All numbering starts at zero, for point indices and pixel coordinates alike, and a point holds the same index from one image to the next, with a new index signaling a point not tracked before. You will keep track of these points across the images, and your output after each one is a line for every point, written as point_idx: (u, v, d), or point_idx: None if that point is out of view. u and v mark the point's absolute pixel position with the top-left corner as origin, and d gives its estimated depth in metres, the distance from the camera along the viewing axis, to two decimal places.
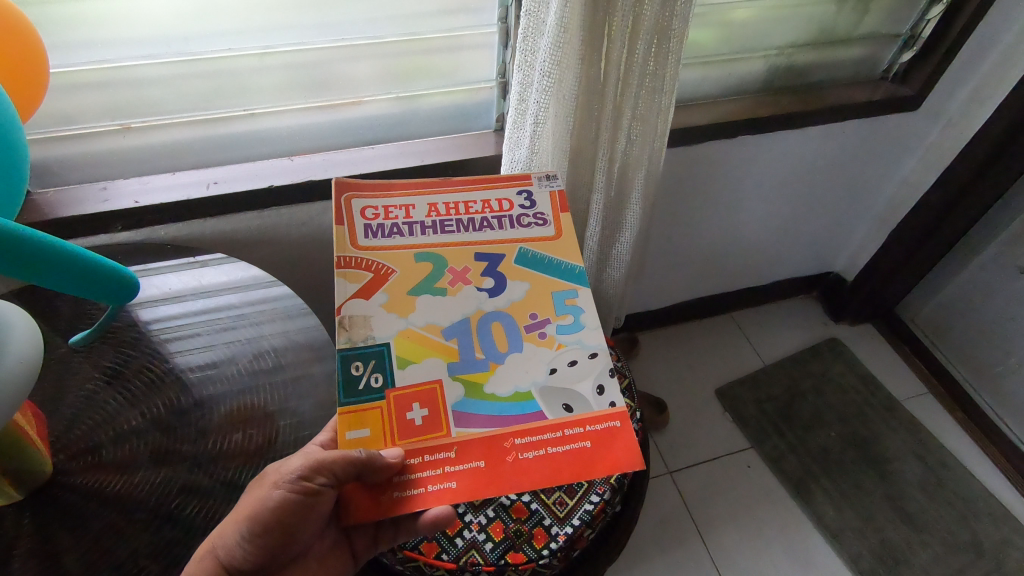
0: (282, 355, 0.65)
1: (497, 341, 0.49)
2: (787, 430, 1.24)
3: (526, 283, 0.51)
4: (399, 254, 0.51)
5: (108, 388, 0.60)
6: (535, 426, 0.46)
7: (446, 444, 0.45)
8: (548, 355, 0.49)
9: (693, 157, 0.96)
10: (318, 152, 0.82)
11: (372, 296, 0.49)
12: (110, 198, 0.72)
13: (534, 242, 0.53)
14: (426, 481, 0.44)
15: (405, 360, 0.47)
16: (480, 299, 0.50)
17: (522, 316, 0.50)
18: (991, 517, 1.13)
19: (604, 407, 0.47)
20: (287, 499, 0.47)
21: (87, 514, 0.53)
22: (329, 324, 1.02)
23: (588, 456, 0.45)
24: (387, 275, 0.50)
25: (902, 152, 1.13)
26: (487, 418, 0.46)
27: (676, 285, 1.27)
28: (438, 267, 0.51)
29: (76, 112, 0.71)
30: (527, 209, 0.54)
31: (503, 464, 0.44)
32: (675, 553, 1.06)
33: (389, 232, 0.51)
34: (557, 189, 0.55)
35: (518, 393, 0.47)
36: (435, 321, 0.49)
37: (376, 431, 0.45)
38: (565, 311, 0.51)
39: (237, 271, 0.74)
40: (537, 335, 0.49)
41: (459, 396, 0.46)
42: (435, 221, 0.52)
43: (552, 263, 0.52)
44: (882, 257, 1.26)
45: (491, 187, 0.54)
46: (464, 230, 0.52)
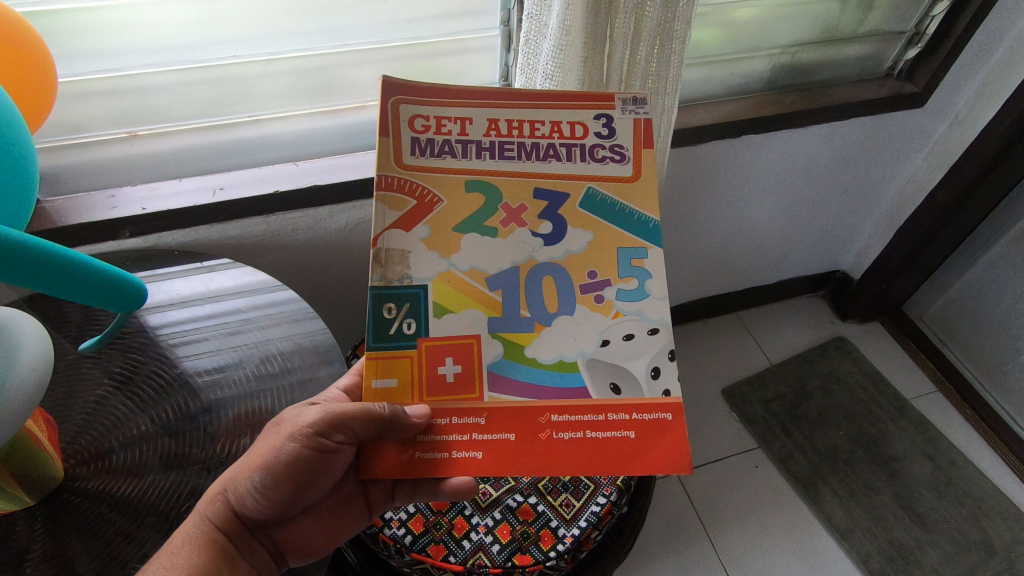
0: (290, 358, 0.66)
1: (546, 299, 0.48)
2: (795, 429, 1.23)
3: (590, 233, 0.49)
4: (450, 179, 0.49)
5: (117, 394, 0.60)
6: (576, 405, 0.45)
7: (477, 410, 0.45)
8: (602, 324, 0.47)
9: (698, 157, 0.96)
10: (323, 156, 0.83)
11: (413, 229, 0.47)
12: (117, 206, 0.73)
13: (604, 182, 0.50)
14: (452, 446, 0.44)
15: (443, 309, 0.46)
16: (534, 246, 0.48)
17: (580, 273, 0.48)
18: (1002, 515, 1.12)
19: (656, 395, 0.46)
20: (299, 453, 0.48)
21: (97, 519, 0.53)
22: (335, 327, 1.03)
23: (630, 447, 0.45)
24: (433, 204, 0.48)
25: (910, 149, 1.12)
26: (523, 385, 0.46)
27: (682, 285, 1.27)
28: (492, 202, 0.49)
29: (83, 120, 0.72)
30: (603, 139, 0.50)
31: (535, 441, 0.45)
32: (683, 554, 1.06)
33: (440, 151, 0.49)
34: (643, 118, 0.51)
35: (561, 362, 0.46)
36: (480, 267, 0.48)
37: (402, 383, 0.46)
38: (630, 273, 0.48)
39: (244, 275, 0.74)
40: (594, 297, 0.48)
41: (497, 356, 0.46)
42: (495, 142, 0.49)
43: (623, 211, 0.49)
44: (889, 254, 1.25)
45: (566, 106, 0.50)
46: (527, 156, 0.49)
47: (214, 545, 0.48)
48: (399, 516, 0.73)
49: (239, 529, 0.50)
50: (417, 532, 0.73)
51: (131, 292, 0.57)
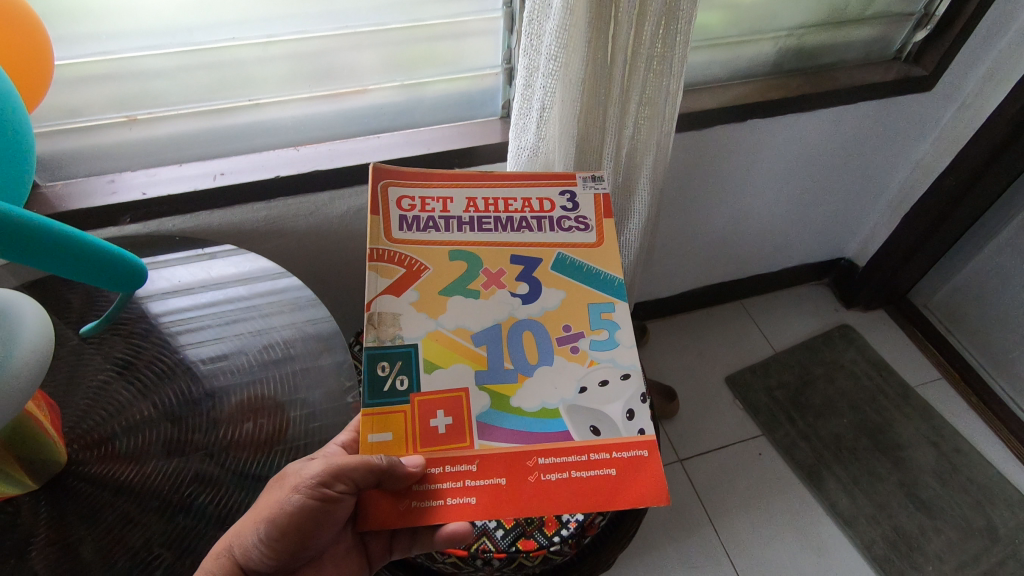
0: (291, 346, 0.65)
1: (526, 351, 0.49)
2: (799, 418, 1.23)
3: (562, 291, 0.52)
4: (435, 249, 0.52)
5: (119, 380, 0.60)
6: (561, 446, 0.46)
7: (469, 457, 0.45)
8: (579, 372, 0.48)
9: (702, 143, 0.95)
10: (323, 142, 0.82)
11: (402, 294, 0.50)
12: (118, 191, 0.72)
13: (573, 248, 0.54)
14: (446, 493, 0.44)
15: (432, 364, 0.48)
16: (513, 305, 0.51)
17: (556, 327, 0.50)
18: (1007, 502, 1.12)
19: (632, 434, 0.46)
20: (305, 505, 0.47)
21: (101, 504, 0.53)
22: (338, 314, 1.02)
23: (613, 484, 0.45)
24: (420, 272, 0.51)
25: (916, 136, 1.11)
26: (512, 433, 0.46)
27: (685, 273, 1.26)
28: (473, 269, 0.52)
29: (81, 104, 0.71)
30: (568, 212, 0.55)
31: (524, 484, 0.44)
32: (686, 540, 1.06)
33: (424, 226, 0.52)
34: (602, 193, 0.56)
35: (544, 409, 0.47)
36: (466, 325, 0.49)
37: (397, 436, 0.46)
38: (601, 325, 0.50)
39: (245, 262, 0.74)
40: (570, 348, 0.49)
41: (485, 407, 0.47)
42: (473, 218, 0.54)
43: (591, 272, 0.53)
44: (894, 242, 1.25)
45: (534, 185, 0.56)
46: (502, 228, 0.54)
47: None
48: None
49: None
50: None
51: (126, 273, 0.56)
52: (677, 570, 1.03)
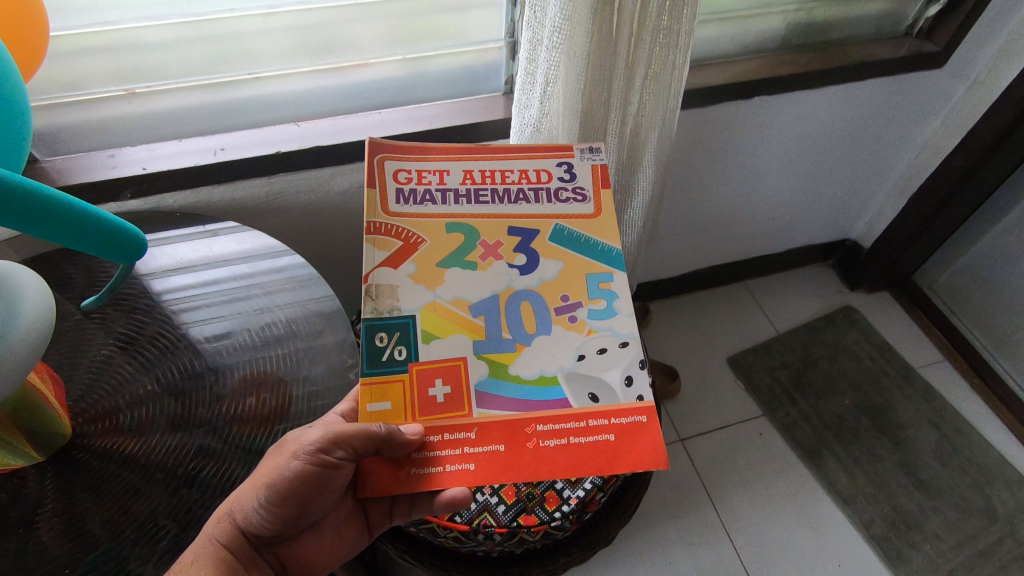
0: (292, 323, 0.65)
1: (524, 321, 0.49)
2: (800, 398, 1.23)
3: (560, 262, 0.52)
4: (431, 222, 0.52)
5: (122, 355, 0.60)
6: (560, 414, 0.46)
7: (468, 425, 0.45)
8: (578, 340, 0.48)
9: (708, 120, 0.94)
10: (324, 117, 0.81)
11: (399, 266, 0.49)
12: (117, 165, 0.72)
13: (571, 219, 0.53)
14: (444, 460, 0.44)
15: (430, 334, 0.47)
16: (511, 275, 0.51)
17: (554, 297, 0.50)
18: (1006, 483, 1.12)
19: (631, 400, 0.46)
20: (304, 471, 0.47)
21: (106, 476, 0.54)
22: (340, 291, 1.02)
23: (612, 449, 0.45)
24: (417, 244, 0.51)
25: (926, 114, 1.09)
26: (510, 400, 0.46)
27: (688, 253, 1.26)
28: (470, 240, 0.52)
29: (80, 77, 0.71)
30: (566, 182, 0.55)
31: (523, 450, 0.45)
32: (685, 518, 1.07)
33: (421, 199, 0.52)
34: (599, 164, 0.56)
35: (542, 377, 0.47)
36: (463, 296, 0.49)
37: (396, 405, 0.46)
38: (598, 295, 0.50)
39: (247, 240, 0.73)
40: (568, 318, 0.49)
41: (483, 375, 0.47)
42: (469, 190, 0.54)
43: (588, 243, 0.52)
44: (900, 222, 1.23)
45: (531, 157, 0.56)
46: (499, 200, 0.54)
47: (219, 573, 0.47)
48: None
49: (248, 548, 0.49)
50: None
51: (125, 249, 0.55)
52: (677, 548, 1.04)
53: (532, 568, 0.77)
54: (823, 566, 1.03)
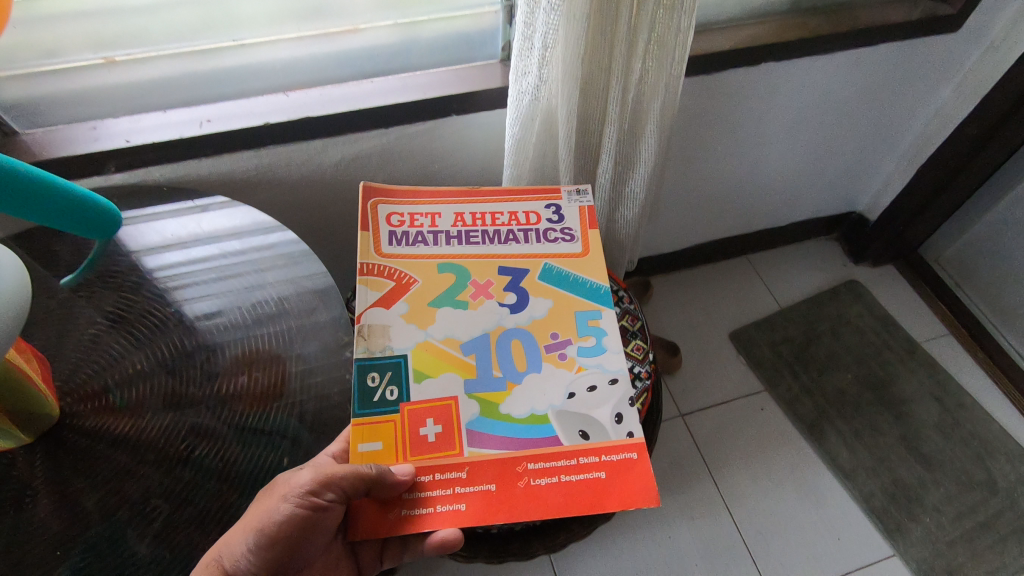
0: (285, 300, 0.64)
1: (514, 359, 0.52)
2: (802, 372, 1.22)
3: (549, 301, 0.55)
4: (424, 263, 0.55)
5: (111, 332, 0.59)
6: (550, 451, 0.48)
7: (459, 464, 0.47)
8: (568, 378, 0.51)
9: (711, 88, 0.90)
10: (315, 85, 0.77)
11: (393, 306, 0.53)
12: (100, 137, 0.69)
13: (559, 258, 0.57)
14: (435, 501, 0.46)
15: (422, 373, 0.50)
16: (501, 314, 0.54)
17: (543, 335, 0.53)
18: (1007, 456, 1.12)
19: (621, 437, 0.49)
20: (294, 515, 0.46)
21: (98, 457, 0.53)
22: (336, 266, 1.00)
23: (604, 486, 0.47)
24: (409, 285, 0.54)
25: (938, 81, 1.06)
26: (501, 439, 0.48)
27: (690, 226, 1.23)
28: (461, 280, 0.55)
29: (57, 44, 0.68)
30: (553, 224, 0.59)
31: (514, 489, 0.46)
32: (685, 493, 1.07)
33: (414, 241, 0.56)
34: (587, 206, 0.60)
35: (533, 415, 0.49)
36: (454, 335, 0.53)
37: (388, 444, 0.48)
38: (586, 333, 0.54)
39: (238, 214, 0.71)
40: (557, 355, 0.52)
41: (474, 414, 0.49)
42: (460, 233, 0.58)
43: (575, 280, 0.56)
44: (908, 194, 1.21)
45: (520, 200, 0.60)
46: (489, 241, 0.58)
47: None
48: None
49: None
50: None
51: (111, 223, 0.59)
52: (678, 521, 1.05)
53: (533, 546, 0.75)
54: (822, 538, 1.03)
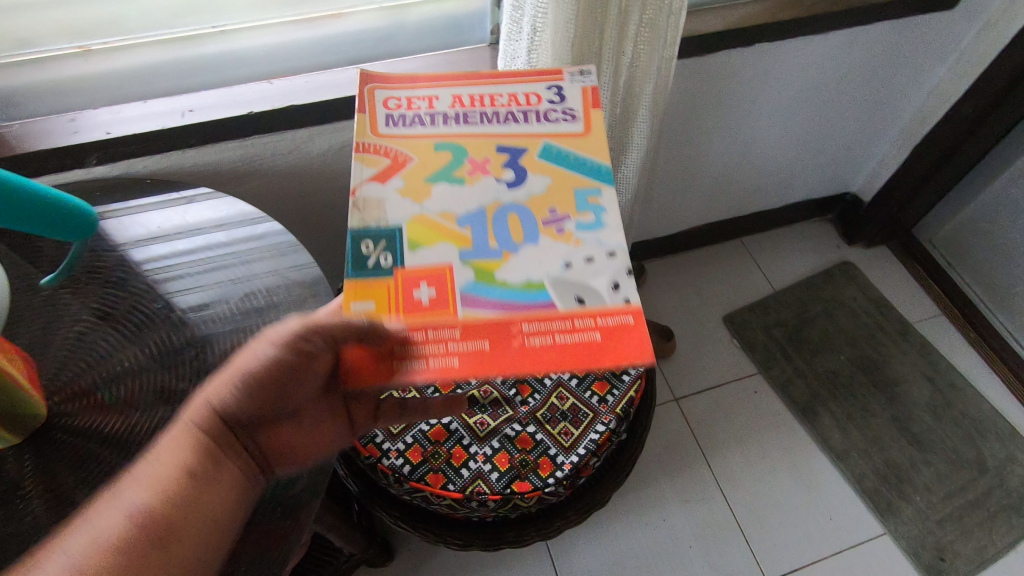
0: (273, 292, 0.63)
1: (511, 231, 0.43)
2: (795, 354, 1.23)
3: (549, 177, 0.46)
4: (419, 142, 0.47)
5: (98, 329, 0.58)
6: (547, 313, 0.39)
7: (452, 323, 0.39)
8: (565, 250, 0.42)
9: (704, 70, 0.89)
10: (299, 74, 0.76)
11: (387, 181, 0.45)
12: (79, 129, 0.68)
13: (558, 137, 0.49)
14: (426, 355, 0.37)
15: (416, 243, 0.42)
16: (499, 189, 0.45)
17: (543, 210, 0.45)
18: (997, 435, 1.13)
19: (617, 302, 0.40)
20: (278, 359, 0.42)
21: (86, 455, 0.52)
22: (326, 256, 0.99)
23: (600, 346, 0.38)
24: (404, 162, 0.46)
25: (934, 59, 1.04)
26: (497, 304, 0.40)
27: (684, 210, 1.23)
28: (459, 157, 0.47)
29: (31, 34, 0.66)
30: (555, 105, 0.50)
31: (510, 347, 0.38)
32: (680, 476, 1.08)
33: (411, 122, 0.48)
34: (590, 85, 0.51)
35: (529, 282, 0.41)
36: (450, 209, 0.44)
37: (379, 303, 0.39)
38: (586, 209, 0.45)
39: (224, 207, 0.70)
40: (556, 229, 0.44)
41: (469, 280, 0.41)
42: (457, 112, 0.49)
43: (576, 160, 0.47)
44: (903, 174, 1.20)
45: (523, 79, 0.51)
46: (489, 120, 0.49)
47: (185, 475, 0.40)
48: (396, 446, 0.69)
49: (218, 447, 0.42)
50: (415, 462, 0.69)
51: (82, 225, 0.59)
52: (673, 504, 1.06)
53: (527, 534, 0.76)
54: (815, 519, 1.05)
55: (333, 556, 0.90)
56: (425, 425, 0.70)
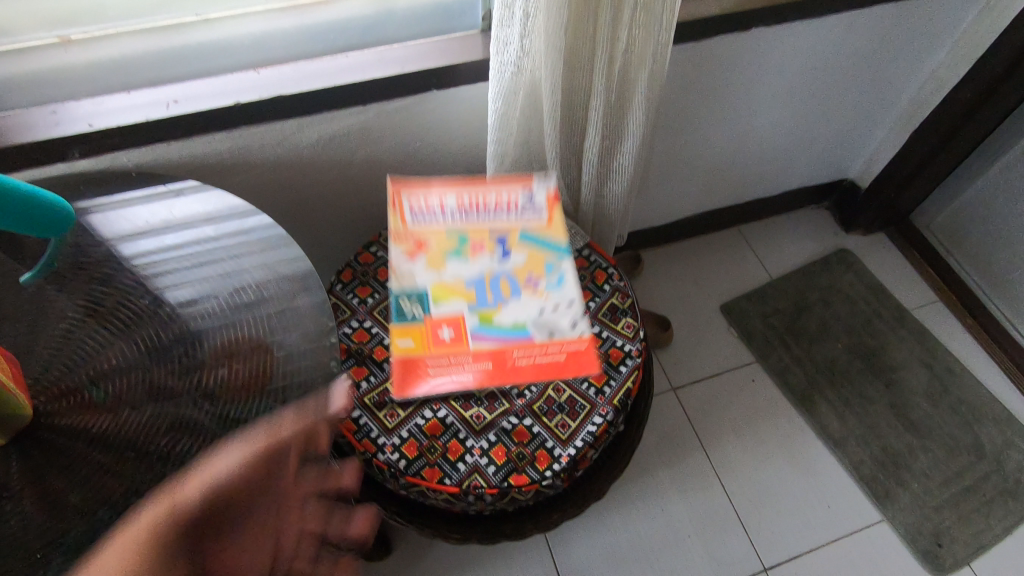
0: (263, 287, 0.62)
1: (504, 290, 0.66)
2: (793, 342, 1.22)
3: (526, 253, 0.68)
4: (434, 231, 0.68)
5: (84, 326, 0.57)
6: (528, 343, 0.64)
7: (467, 353, 0.63)
8: (539, 302, 0.66)
9: (701, 55, 0.87)
10: (287, 62, 0.74)
11: (415, 260, 0.66)
12: (61, 122, 0.66)
13: (531, 226, 0.70)
14: (450, 368, 0.64)
15: (439, 299, 0.65)
16: (493, 263, 0.67)
17: (524, 274, 0.67)
18: (995, 421, 1.13)
19: (571, 333, 0.65)
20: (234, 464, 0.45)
21: (74, 455, 0.51)
22: (319, 248, 0.98)
23: (562, 364, 0.64)
24: (425, 245, 0.67)
25: (932, 43, 1.03)
26: (495, 339, 0.64)
27: (680, 199, 1.21)
28: (463, 241, 0.68)
29: (8, 23, 0.64)
30: (527, 207, 0.70)
31: (508, 365, 0.64)
32: (678, 465, 1.08)
33: (427, 216, 0.69)
34: (550, 187, 0.71)
35: (516, 323, 0.64)
36: (459, 277, 0.66)
37: (418, 342, 0.64)
38: (551, 274, 0.67)
39: (212, 200, 0.69)
40: (533, 287, 0.66)
41: (477, 324, 0.64)
42: (460, 208, 0.70)
43: (546, 240, 0.69)
44: (900, 160, 1.19)
45: (505, 183, 0.71)
46: (482, 215, 0.70)
47: None
48: (392, 442, 0.69)
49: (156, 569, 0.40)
50: (411, 457, 0.68)
51: (57, 224, 0.60)
52: (671, 493, 1.06)
53: (526, 525, 0.76)
54: (812, 507, 1.05)
55: None
56: (420, 420, 0.70)
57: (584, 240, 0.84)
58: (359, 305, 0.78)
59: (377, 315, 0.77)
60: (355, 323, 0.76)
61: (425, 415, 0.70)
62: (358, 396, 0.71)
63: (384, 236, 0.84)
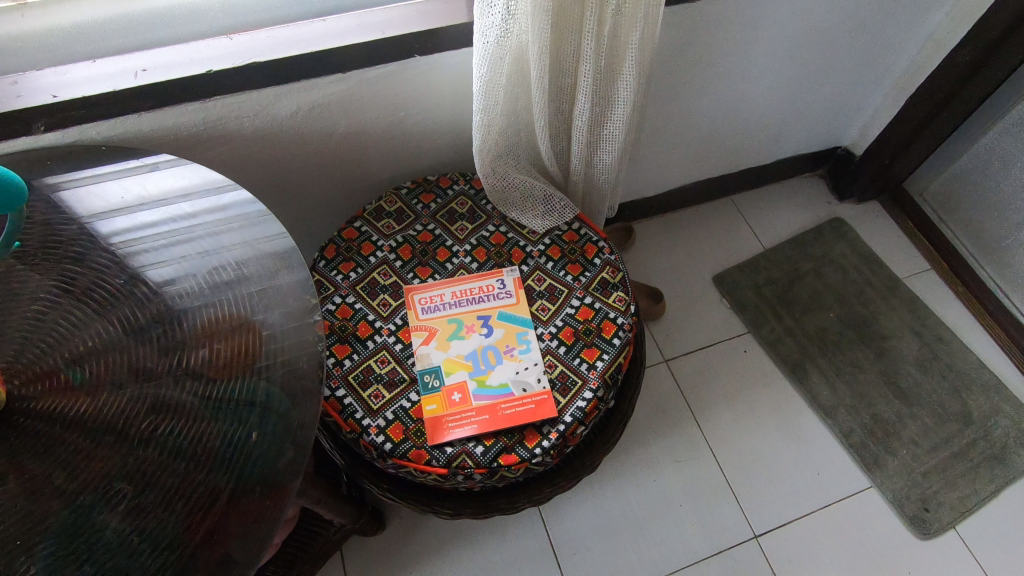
0: (243, 265, 0.59)
1: (490, 358, 0.72)
2: (785, 313, 1.22)
3: (503, 329, 0.74)
4: (435, 320, 0.75)
5: (58, 307, 0.55)
6: (514, 398, 0.69)
7: (470, 409, 0.69)
8: (516, 366, 0.72)
9: (693, 18, 0.84)
10: (261, 27, 0.71)
11: (425, 344, 0.73)
12: (23, 93, 0.63)
13: (507, 306, 0.76)
14: (457, 422, 0.68)
15: (450, 370, 0.71)
16: (482, 339, 0.74)
17: (506, 342, 0.73)
18: (982, 387, 1.14)
19: (540, 386, 0.70)
20: None
21: (51, 440, 0.50)
22: (303, 221, 0.96)
23: (541, 404, 0.69)
24: (433, 333, 0.74)
25: (930, 4, 1.00)
26: (488, 398, 0.70)
27: (672, 169, 1.19)
28: (459, 327, 0.74)
29: None
30: (501, 292, 0.77)
31: (501, 412, 0.69)
32: (670, 437, 1.09)
33: (434, 308, 0.75)
34: (515, 275, 0.78)
35: (503, 383, 0.71)
36: (457, 356, 0.72)
37: (438, 404, 0.69)
38: (522, 342, 0.73)
39: (188, 173, 0.66)
40: (511, 354, 0.72)
41: (475, 387, 0.70)
42: (455, 299, 0.76)
43: (519, 317, 0.75)
44: (895, 127, 1.17)
45: (482, 275, 0.78)
46: (471, 303, 0.76)
47: None
48: (377, 423, 0.68)
49: None
50: (397, 439, 0.67)
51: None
52: (664, 463, 1.06)
53: (518, 500, 0.76)
54: (803, 475, 1.06)
55: (322, 527, 0.91)
56: (407, 402, 0.69)
57: (573, 212, 0.82)
58: (342, 281, 0.76)
59: (360, 291, 0.76)
60: (338, 299, 0.75)
61: (411, 397, 0.69)
62: (343, 373, 0.70)
63: (369, 211, 0.82)
